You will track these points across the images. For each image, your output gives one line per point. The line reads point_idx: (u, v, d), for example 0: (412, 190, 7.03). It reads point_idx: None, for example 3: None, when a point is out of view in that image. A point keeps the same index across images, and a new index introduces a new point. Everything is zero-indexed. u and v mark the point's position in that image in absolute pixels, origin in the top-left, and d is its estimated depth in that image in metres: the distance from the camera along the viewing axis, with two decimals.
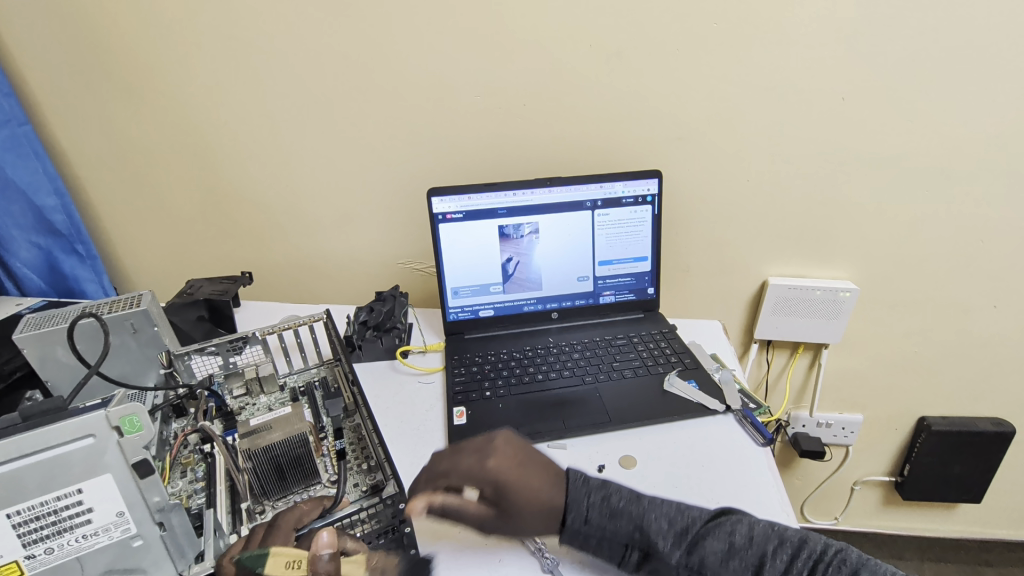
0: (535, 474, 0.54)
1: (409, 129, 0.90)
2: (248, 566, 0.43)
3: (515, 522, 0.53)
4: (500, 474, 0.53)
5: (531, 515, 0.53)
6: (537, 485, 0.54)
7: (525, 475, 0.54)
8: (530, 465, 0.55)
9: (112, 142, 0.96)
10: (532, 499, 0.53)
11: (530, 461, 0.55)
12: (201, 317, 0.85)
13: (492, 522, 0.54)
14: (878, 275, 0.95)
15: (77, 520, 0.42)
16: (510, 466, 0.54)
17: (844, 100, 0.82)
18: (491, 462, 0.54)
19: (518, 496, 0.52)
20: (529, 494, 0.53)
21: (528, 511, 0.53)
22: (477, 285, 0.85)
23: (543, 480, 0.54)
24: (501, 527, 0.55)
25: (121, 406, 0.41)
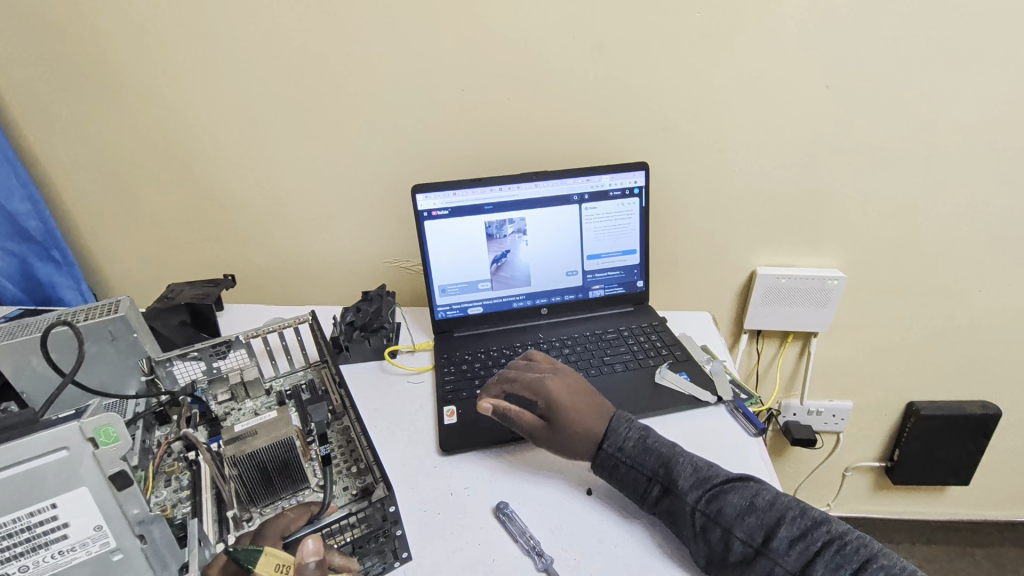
0: (586, 400, 0.65)
1: (392, 125, 0.89)
2: (238, 559, 0.43)
3: (557, 432, 0.63)
4: (555, 389, 0.65)
5: (574, 428, 0.62)
6: (586, 408, 0.64)
7: (575, 396, 0.65)
8: (583, 392, 0.66)
9: (86, 145, 0.93)
10: (575, 415, 0.63)
11: (585, 394, 0.65)
12: (184, 321, 0.83)
13: (539, 434, 0.63)
14: (865, 262, 0.96)
15: (52, 536, 0.40)
16: (565, 387, 0.66)
17: (828, 87, 0.81)
18: (551, 381, 0.66)
19: (565, 407, 0.63)
20: (574, 411, 0.63)
21: (571, 423, 0.62)
22: (464, 282, 0.83)
23: (592, 407, 0.64)
24: (546, 441, 0.63)
25: (96, 417, 0.39)
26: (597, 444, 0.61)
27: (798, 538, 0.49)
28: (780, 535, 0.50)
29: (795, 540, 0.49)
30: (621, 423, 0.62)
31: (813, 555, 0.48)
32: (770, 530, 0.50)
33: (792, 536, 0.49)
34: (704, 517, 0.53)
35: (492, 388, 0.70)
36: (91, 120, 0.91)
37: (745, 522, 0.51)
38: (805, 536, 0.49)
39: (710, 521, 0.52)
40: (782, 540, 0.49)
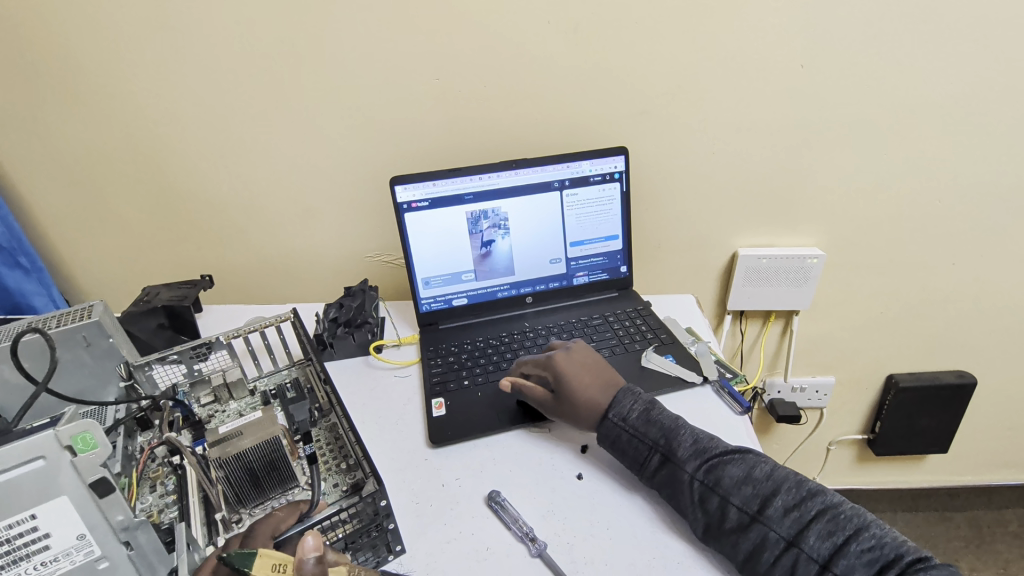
0: (593, 373, 0.67)
1: (369, 117, 0.87)
2: (234, 564, 0.41)
3: (566, 403, 0.64)
4: (563, 362, 0.68)
5: (579, 399, 0.64)
6: (593, 381, 0.66)
7: (583, 369, 0.67)
8: (592, 366, 0.68)
9: (50, 146, 0.90)
10: (584, 386, 0.65)
11: (595, 368, 0.67)
12: (161, 325, 0.81)
13: (547, 405, 0.66)
14: (843, 239, 0.97)
15: (34, 548, 0.39)
16: (573, 360, 0.68)
17: (803, 67, 0.82)
18: (560, 355, 0.69)
19: (571, 378, 0.65)
20: (582, 382, 0.65)
21: (576, 394, 0.64)
22: (448, 273, 0.83)
23: (599, 381, 0.66)
24: (557, 412, 0.65)
25: (73, 424, 0.38)
26: (604, 415, 0.62)
27: (792, 506, 0.50)
28: (775, 504, 0.50)
29: (790, 509, 0.50)
30: (626, 396, 0.63)
31: (806, 523, 0.48)
32: (765, 500, 0.51)
33: (787, 505, 0.50)
34: (702, 486, 0.54)
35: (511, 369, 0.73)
36: (52, 120, 0.88)
37: (742, 491, 0.52)
38: (799, 506, 0.50)
39: (708, 490, 0.53)
40: (776, 509, 0.50)
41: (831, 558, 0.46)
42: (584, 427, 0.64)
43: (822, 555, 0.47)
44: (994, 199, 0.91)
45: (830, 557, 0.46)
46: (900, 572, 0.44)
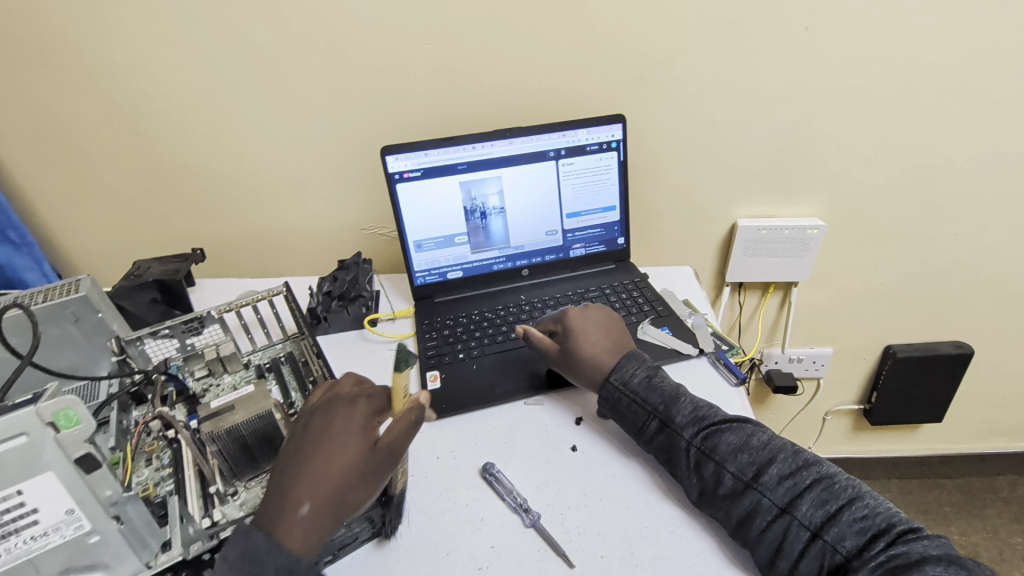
0: (603, 335, 0.67)
1: (359, 85, 0.84)
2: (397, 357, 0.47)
3: (572, 358, 0.65)
4: (576, 319, 0.68)
5: (585, 355, 0.64)
6: (602, 341, 0.66)
7: (594, 328, 0.67)
8: (603, 327, 0.68)
9: (30, 117, 0.87)
10: (593, 345, 0.65)
11: (611, 330, 0.68)
12: (155, 299, 0.81)
13: (553, 357, 0.67)
14: (844, 209, 0.95)
15: (23, 523, 0.39)
16: (586, 319, 0.68)
17: (808, 29, 0.79)
18: (575, 311, 0.69)
19: (581, 334, 0.66)
20: (590, 343, 0.65)
21: (582, 350, 0.65)
22: (441, 238, 0.81)
23: (607, 343, 0.66)
24: (562, 364, 0.66)
25: (54, 400, 0.38)
26: (605, 377, 0.62)
27: (787, 475, 0.50)
28: (770, 472, 0.50)
29: (784, 477, 0.50)
30: (631, 361, 0.63)
31: (800, 491, 0.48)
32: (760, 467, 0.51)
33: (782, 473, 0.50)
34: (698, 452, 0.54)
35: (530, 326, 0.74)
36: (33, 90, 0.85)
37: (738, 459, 0.52)
38: (794, 474, 0.50)
39: (704, 456, 0.53)
40: (771, 476, 0.50)
41: (823, 526, 0.46)
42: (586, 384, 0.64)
43: (814, 522, 0.47)
44: (1000, 167, 0.89)
45: (822, 525, 0.46)
46: (890, 540, 0.44)
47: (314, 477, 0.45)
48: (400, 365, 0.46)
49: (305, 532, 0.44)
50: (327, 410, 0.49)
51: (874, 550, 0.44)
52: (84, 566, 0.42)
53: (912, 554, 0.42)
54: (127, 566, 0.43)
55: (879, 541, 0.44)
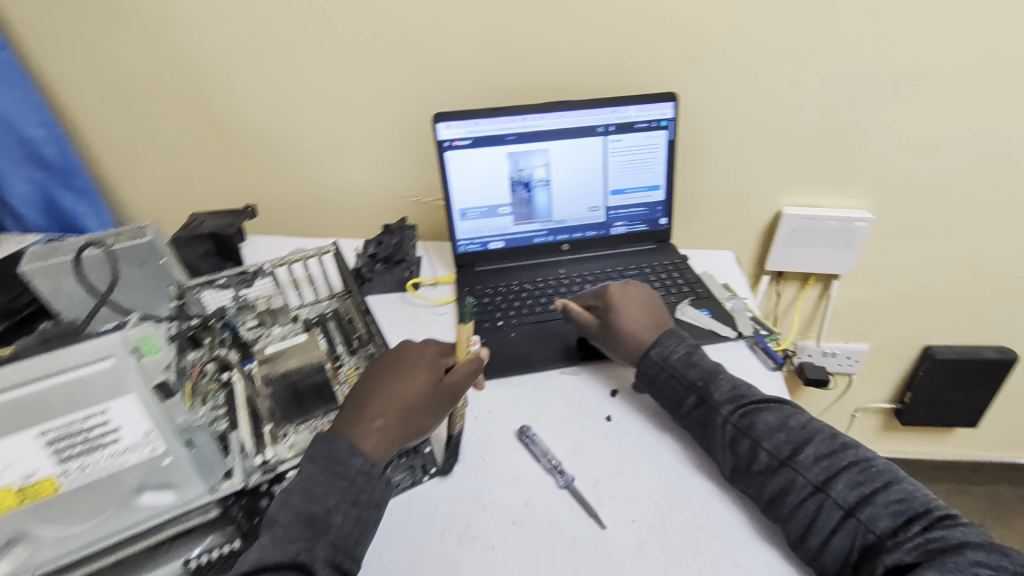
0: (643, 312, 0.67)
1: (412, 51, 0.85)
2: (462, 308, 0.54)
3: (613, 333, 0.66)
4: (617, 294, 0.69)
5: (624, 331, 0.65)
6: (642, 318, 0.67)
7: (635, 305, 0.68)
8: (644, 304, 0.69)
9: (97, 70, 0.91)
10: (632, 322, 0.66)
11: (651, 307, 0.68)
12: (208, 251, 0.84)
13: (592, 331, 0.68)
14: (894, 203, 0.93)
15: (106, 440, 0.42)
16: (627, 296, 0.69)
17: (874, 12, 0.76)
18: (617, 287, 0.70)
19: (622, 310, 0.67)
20: (630, 319, 0.66)
21: (622, 325, 0.65)
22: (485, 207, 0.82)
23: (648, 319, 0.67)
24: (602, 339, 0.67)
25: (140, 329, 0.42)
26: (645, 351, 0.63)
27: (823, 455, 0.50)
28: (807, 452, 0.51)
29: (820, 457, 0.50)
30: (671, 337, 0.64)
31: (836, 471, 0.49)
32: (796, 447, 0.51)
33: (818, 453, 0.51)
34: (735, 429, 0.54)
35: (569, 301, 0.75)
36: (100, 42, 0.88)
37: (775, 437, 0.53)
38: (831, 455, 0.50)
39: (740, 433, 0.54)
40: (807, 456, 0.51)
41: (858, 506, 0.47)
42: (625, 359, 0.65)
43: (848, 502, 0.47)
44: None
45: (857, 504, 0.47)
46: (926, 524, 0.45)
47: (388, 395, 0.51)
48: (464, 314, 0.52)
49: (379, 442, 0.49)
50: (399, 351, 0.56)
51: (909, 532, 0.45)
52: (157, 486, 0.45)
53: (949, 539, 0.43)
54: (195, 489, 0.47)
55: (915, 525, 0.45)
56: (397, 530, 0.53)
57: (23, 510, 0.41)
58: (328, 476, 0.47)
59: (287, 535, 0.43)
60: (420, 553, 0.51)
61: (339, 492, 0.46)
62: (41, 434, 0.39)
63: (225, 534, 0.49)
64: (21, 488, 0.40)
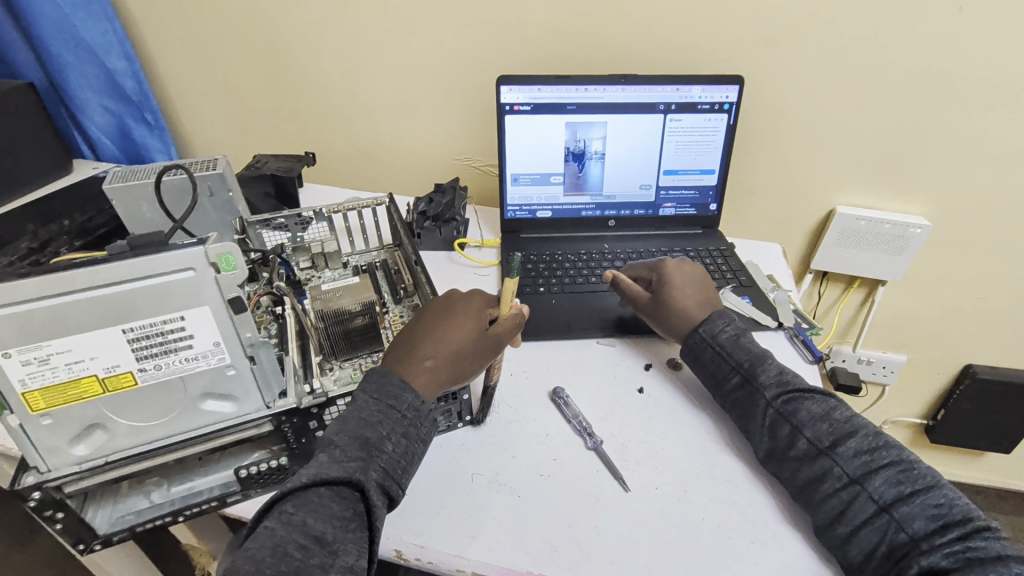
0: (697, 290, 0.68)
1: (481, 13, 0.86)
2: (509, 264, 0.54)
3: (663, 307, 0.66)
4: (672, 270, 0.69)
5: (675, 306, 0.66)
6: (694, 296, 0.67)
7: (690, 282, 0.68)
8: (697, 282, 0.69)
9: (178, 8, 0.94)
10: (684, 299, 0.66)
11: (703, 286, 0.68)
12: (268, 193, 0.89)
13: (642, 303, 0.68)
14: (955, 212, 0.91)
15: (181, 344, 0.45)
16: (683, 272, 0.69)
17: (960, 10, 0.74)
18: (673, 262, 0.70)
19: (676, 286, 0.67)
20: (682, 295, 0.66)
21: (674, 300, 0.66)
22: (538, 175, 0.83)
23: (700, 298, 0.67)
24: (652, 312, 0.67)
25: (219, 244, 0.43)
26: (695, 328, 0.64)
27: (865, 450, 0.50)
28: (848, 445, 0.51)
29: (861, 452, 0.50)
30: (721, 317, 0.64)
31: (876, 467, 0.49)
32: (838, 439, 0.52)
33: (860, 448, 0.51)
34: (776, 413, 0.55)
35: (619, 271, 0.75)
36: None
37: (816, 427, 0.53)
38: (872, 451, 0.50)
39: (781, 419, 0.55)
40: (848, 449, 0.51)
41: (893, 503, 0.47)
42: (673, 334, 0.66)
43: (884, 498, 0.47)
44: None
45: (892, 502, 0.47)
46: (965, 533, 0.44)
47: (439, 339, 0.53)
48: (511, 272, 0.54)
49: (429, 381, 0.52)
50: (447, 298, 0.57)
51: (943, 538, 0.44)
52: (220, 395, 0.48)
53: (986, 550, 0.42)
54: (252, 402, 0.49)
55: (951, 531, 0.44)
56: (431, 467, 0.55)
57: (105, 400, 0.44)
58: (381, 407, 0.49)
59: (346, 454, 0.45)
60: (450, 491, 0.53)
61: (392, 422, 0.48)
62: (125, 331, 0.43)
63: (270, 453, 0.54)
64: (104, 378, 0.43)
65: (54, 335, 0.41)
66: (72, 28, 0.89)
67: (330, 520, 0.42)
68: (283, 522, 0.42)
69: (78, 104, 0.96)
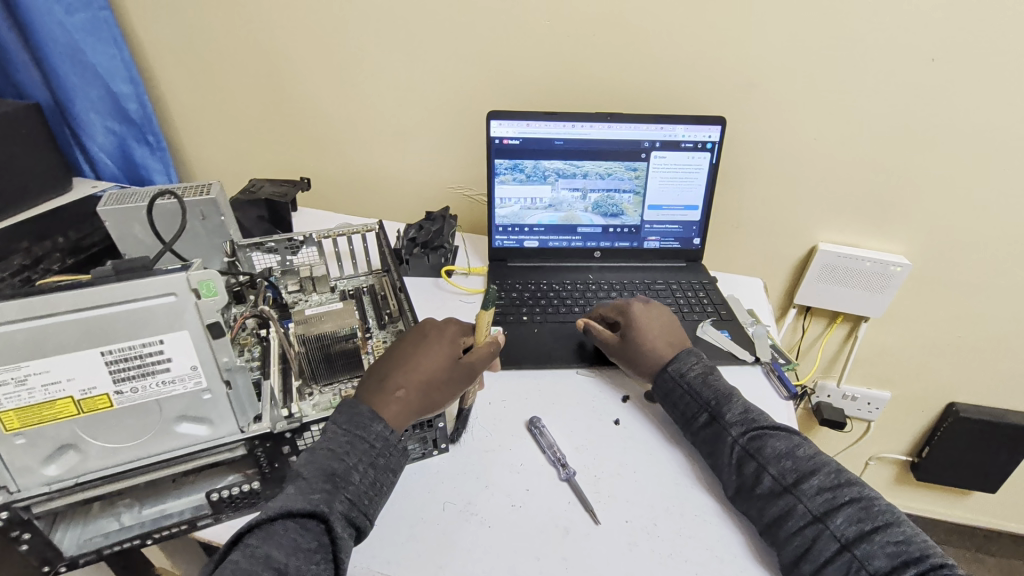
0: (663, 331, 0.69)
1: (476, 49, 0.89)
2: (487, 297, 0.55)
3: (631, 350, 0.67)
4: (638, 312, 0.70)
5: (645, 348, 0.67)
6: (661, 337, 0.68)
7: (656, 323, 0.70)
8: (664, 324, 0.70)
9: (185, 36, 0.98)
10: (651, 341, 0.67)
11: (668, 327, 0.70)
12: (261, 217, 0.91)
13: (612, 346, 0.69)
14: (934, 252, 0.93)
15: (158, 367, 0.46)
16: (649, 314, 0.70)
17: (933, 60, 0.77)
18: (639, 305, 0.71)
19: (645, 330, 0.68)
20: (649, 337, 0.68)
21: (643, 342, 0.67)
22: (524, 205, 0.85)
23: (667, 339, 0.68)
24: (621, 354, 0.68)
25: (200, 271, 0.44)
26: (662, 368, 0.65)
27: (827, 488, 0.51)
28: (811, 482, 0.52)
29: (824, 489, 0.51)
30: (689, 355, 0.65)
31: (838, 505, 0.50)
32: (801, 476, 0.52)
33: (822, 485, 0.51)
34: (742, 450, 0.56)
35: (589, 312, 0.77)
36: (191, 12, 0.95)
37: (781, 464, 0.54)
38: (834, 488, 0.51)
39: (747, 455, 0.55)
40: (811, 486, 0.51)
41: (854, 541, 0.47)
42: (642, 376, 0.67)
43: (846, 536, 0.48)
44: None
45: (853, 539, 0.48)
46: (922, 571, 0.45)
47: (409, 369, 0.54)
48: (487, 304, 0.55)
49: (399, 411, 0.53)
50: (421, 329, 0.59)
51: None
52: (195, 418, 0.49)
53: None
54: (227, 426, 0.50)
55: (910, 569, 0.45)
56: (402, 495, 0.56)
57: (80, 421, 0.45)
58: (350, 437, 0.50)
59: (310, 486, 0.46)
60: (420, 519, 0.54)
61: (360, 453, 0.49)
62: (104, 353, 0.44)
63: (244, 477, 0.54)
64: (80, 400, 0.44)
65: (33, 356, 0.42)
66: (80, 54, 0.92)
67: (293, 552, 0.43)
68: (247, 554, 0.42)
69: (83, 125, 0.99)
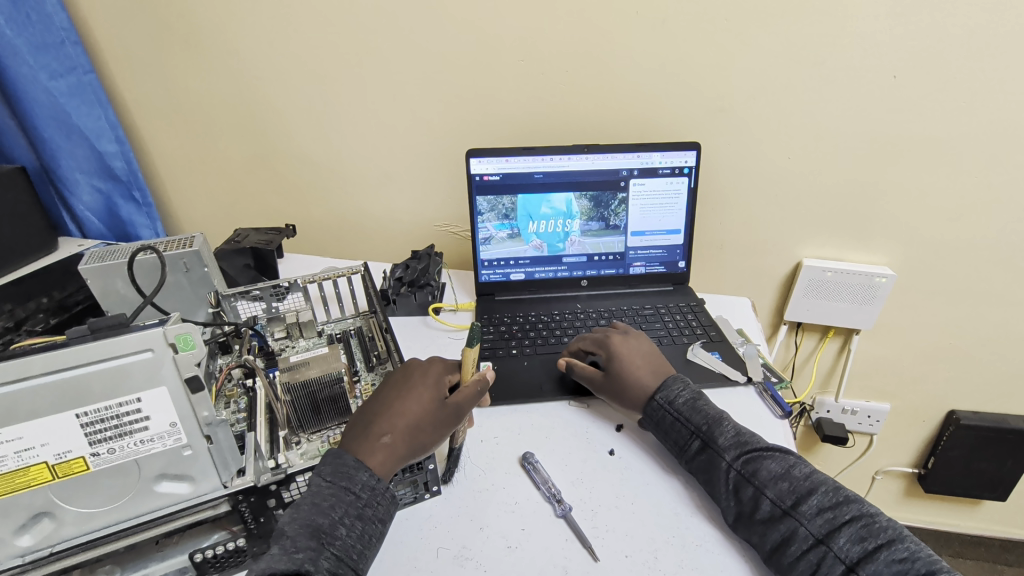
0: (644, 360, 0.69)
1: (454, 90, 0.92)
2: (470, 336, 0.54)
3: (616, 383, 0.67)
4: (619, 344, 0.70)
5: (630, 379, 0.66)
6: (644, 366, 0.68)
7: (637, 354, 0.69)
8: (646, 354, 0.70)
9: (168, 93, 1.00)
10: (634, 373, 0.67)
11: (648, 357, 0.69)
12: (247, 264, 0.91)
13: (597, 381, 0.68)
14: (917, 262, 0.93)
15: (135, 426, 0.45)
16: (628, 346, 0.70)
17: (895, 77, 0.80)
18: (618, 338, 0.72)
19: (627, 361, 0.68)
20: (632, 369, 0.67)
21: (627, 374, 0.66)
22: (507, 239, 0.86)
23: (649, 367, 0.68)
24: (607, 387, 0.67)
25: (178, 325, 0.44)
26: (651, 397, 0.64)
27: (826, 507, 0.50)
28: (809, 503, 0.51)
29: (824, 509, 0.50)
30: (676, 382, 0.65)
31: (840, 525, 0.48)
32: (800, 497, 0.51)
33: (821, 505, 0.50)
34: (738, 475, 0.55)
35: (567, 347, 0.77)
36: (175, 70, 0.97)
37: (777, 486, 0.52)
38: (834, 508, 0.50)
39: (743, 480, 0.54)
40: (810, 507, 0.50)
41: (859, 562, 0.46)
42: (630, 408, 0.66)
43: (850, 557, 0.47)
44: None
45: (859, 560, 0.46)
46: None
47: (393, 415, 0.54)
48: (469, 342, 0.54)
49: (385, 459, 0.52)
50: (402, 376, 0.58)
51: None
52: (175, 476, 0.48)
53: None
54: (210, 482, 0.49)
55: None
56: (394, 543, 0.54)
57: (54, 487, 0.44)
58: (335, 490, 0.49)
59: (294, 544, 0.45)
60: (412, 567, 0.52)
61: (345, 505, 0.48)
62: (79, 415, 0.43)
63: (230, 534, 0.53)
64: (54, 465, 0.43)
65: (5, 423, 0.41)
66: (65, 116, 0.93)
67: None
68: None
69: (68, 184, 1.00)
